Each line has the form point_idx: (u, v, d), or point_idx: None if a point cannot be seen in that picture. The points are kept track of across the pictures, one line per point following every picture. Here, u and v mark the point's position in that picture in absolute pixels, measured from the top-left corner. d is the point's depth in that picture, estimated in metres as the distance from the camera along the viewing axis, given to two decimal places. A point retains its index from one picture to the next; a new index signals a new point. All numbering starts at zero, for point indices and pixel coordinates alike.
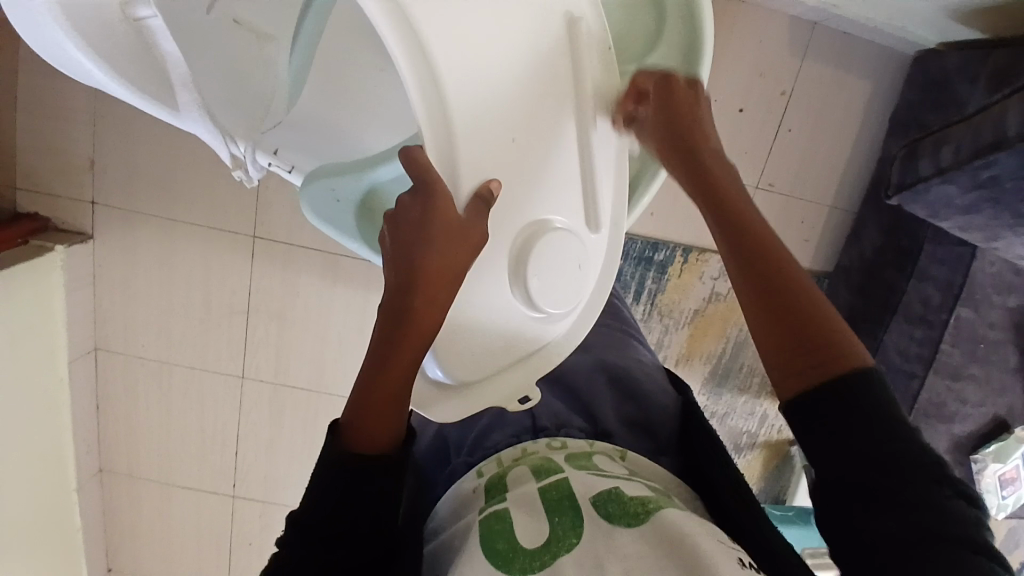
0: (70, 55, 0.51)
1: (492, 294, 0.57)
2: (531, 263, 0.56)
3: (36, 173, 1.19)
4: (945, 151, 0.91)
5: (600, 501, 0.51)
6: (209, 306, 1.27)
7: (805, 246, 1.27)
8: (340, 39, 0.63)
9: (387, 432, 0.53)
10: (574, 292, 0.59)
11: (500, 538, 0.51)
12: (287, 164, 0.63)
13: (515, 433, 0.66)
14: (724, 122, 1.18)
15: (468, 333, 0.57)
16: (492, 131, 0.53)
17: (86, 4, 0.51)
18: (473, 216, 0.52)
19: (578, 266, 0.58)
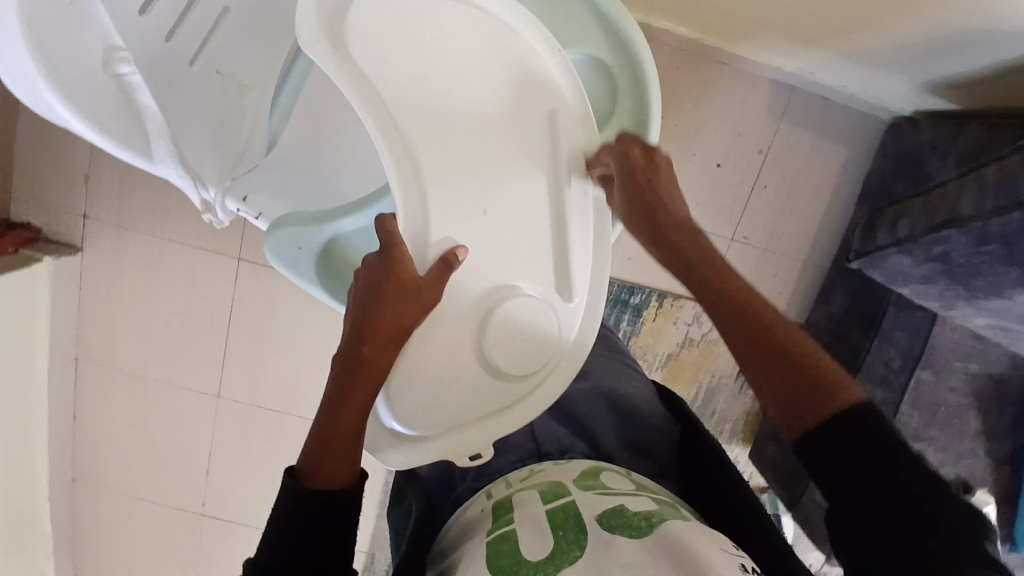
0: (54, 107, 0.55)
1: (449, 356, 0.66)
2: (495, 329, 0.66)
3: (33, 185, 1.23)
4: (904, 224, 0.96)
5: (605, 517, 0.55)
6: (190, 324, 1.29)
7: (778, 299, 1.30)
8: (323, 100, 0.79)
9: (343, 466, 0.57)
10: (532, 358, 0.67)
11: (505, 555, 0.54)
12: (256, 210, 0.73)
13: (518, 458, 0.75)
14: (703, 176, 1.23)
15: (423, 392, 0.65)
16: (440, 197, 0.66)
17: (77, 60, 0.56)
18: (435, 275, 0.63)
19: (542, 331, 0.67)
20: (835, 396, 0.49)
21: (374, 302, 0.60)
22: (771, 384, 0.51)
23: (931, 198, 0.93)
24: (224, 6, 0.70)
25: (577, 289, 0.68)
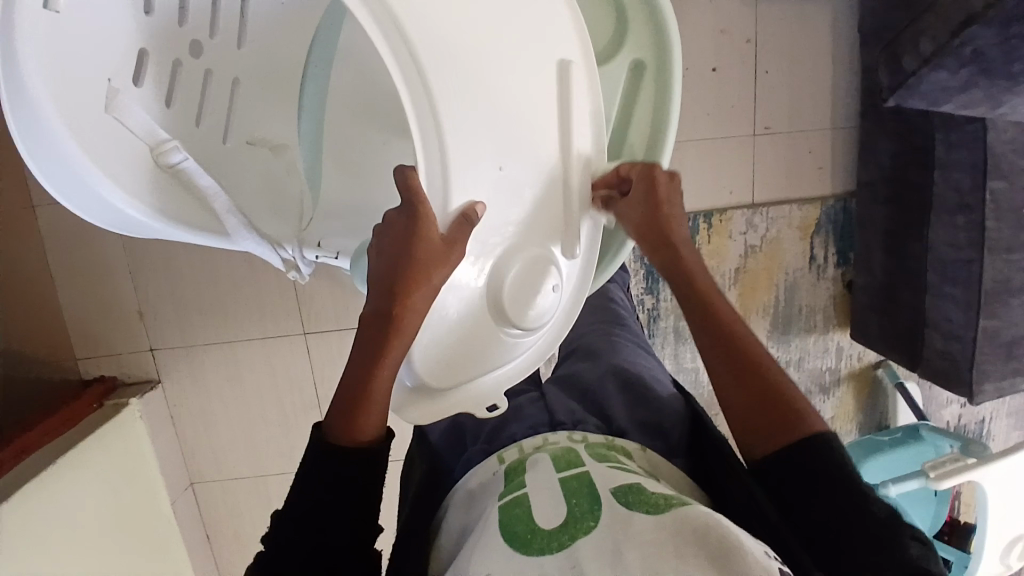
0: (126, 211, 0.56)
1: (467, 313, 0.58)
2: (506, 285, 0.58)
3: (94, 340, 1.28)
4: (925, 42, 0.91)
5: (619, 492, 0.52)
6: (283, 410, 1.32)
7: (821, 174, 1.27)
8: (351, 119, 0.66)
9: (377, 423, 0.58)
10: (544, 307, 0.60)
11: (518, 521, 0.53)
12: (333, 251, 0.64)
13: (532, 425, 0.70)
14: (704, 84, 1.21)
15: (445, 348, 0.58)
16: (480, 148, 0.54)
17: (123, 159, 0.55)
18: (450, 235, 0.53)
19: (548, 286, 0.59)
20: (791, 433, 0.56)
21: (396, 262, 0.53)
22: (738, 394, 0.59)
23: (938, 9, 0.89)
24: (234, 76, 0.63)
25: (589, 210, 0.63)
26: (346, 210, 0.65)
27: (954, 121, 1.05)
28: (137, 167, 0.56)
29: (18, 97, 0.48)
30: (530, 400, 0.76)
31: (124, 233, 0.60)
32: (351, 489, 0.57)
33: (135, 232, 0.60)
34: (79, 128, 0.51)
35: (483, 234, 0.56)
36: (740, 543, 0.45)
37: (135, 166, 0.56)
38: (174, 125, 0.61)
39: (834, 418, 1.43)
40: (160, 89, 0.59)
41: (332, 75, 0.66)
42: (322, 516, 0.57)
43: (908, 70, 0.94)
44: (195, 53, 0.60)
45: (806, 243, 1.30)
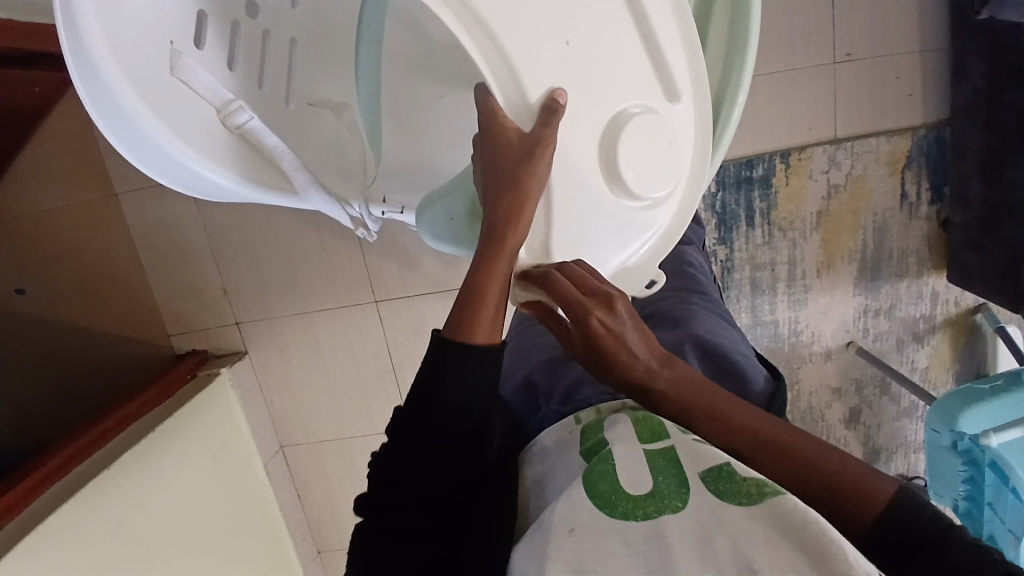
0: (189, 168, 0.54)
1: (588, 193, 0.59)
2: (619, 154, 0.58)
3: (183, 317, 1.36)
4: None
5: (709, 475, 0.47)
6: (360, 377, 1.38)
7: (911, 101, 1.15)
8: (405, 73, 0.65)
9: (495, 322, 0.56)
10: (669, 169, 0.61)
11: (603, 480, 0.50)
12: (399, 206, 0.67)
13: (608, 390, 0.66)
14: (773, 12, 1.11)
15: (579, 239, 0.61)
16: (554, 54, 0.55)
17: (191, 116, 0.54)
18: (540, 125, 0.55)
19: (669, 142, 0.60)
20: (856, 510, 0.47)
21: (496, 167, 0.56)
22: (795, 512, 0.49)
23: None
24: (291, 37, 0.63)
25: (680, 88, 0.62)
26: (410, 169, 0.67)
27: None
28: (203, 123, 0.55)
29: (84, 63, 0.47)
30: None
31: (177, 188, 0.59)
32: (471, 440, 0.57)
33: (185, 186, 0.58)
34: (148, 95, 0.50)
35: (578, 122, 0.57)
36: (838, 541, 0.40)
37: (201, 122, 0.55)
38: (238, 86, 0.60)
39: (929, 368, 1.32)
40: (222, 52, 0.59)
41: (388, 29, 0.64)
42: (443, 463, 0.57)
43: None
44: (251, 13, 0.60)
45: (895, 179, 1.19)
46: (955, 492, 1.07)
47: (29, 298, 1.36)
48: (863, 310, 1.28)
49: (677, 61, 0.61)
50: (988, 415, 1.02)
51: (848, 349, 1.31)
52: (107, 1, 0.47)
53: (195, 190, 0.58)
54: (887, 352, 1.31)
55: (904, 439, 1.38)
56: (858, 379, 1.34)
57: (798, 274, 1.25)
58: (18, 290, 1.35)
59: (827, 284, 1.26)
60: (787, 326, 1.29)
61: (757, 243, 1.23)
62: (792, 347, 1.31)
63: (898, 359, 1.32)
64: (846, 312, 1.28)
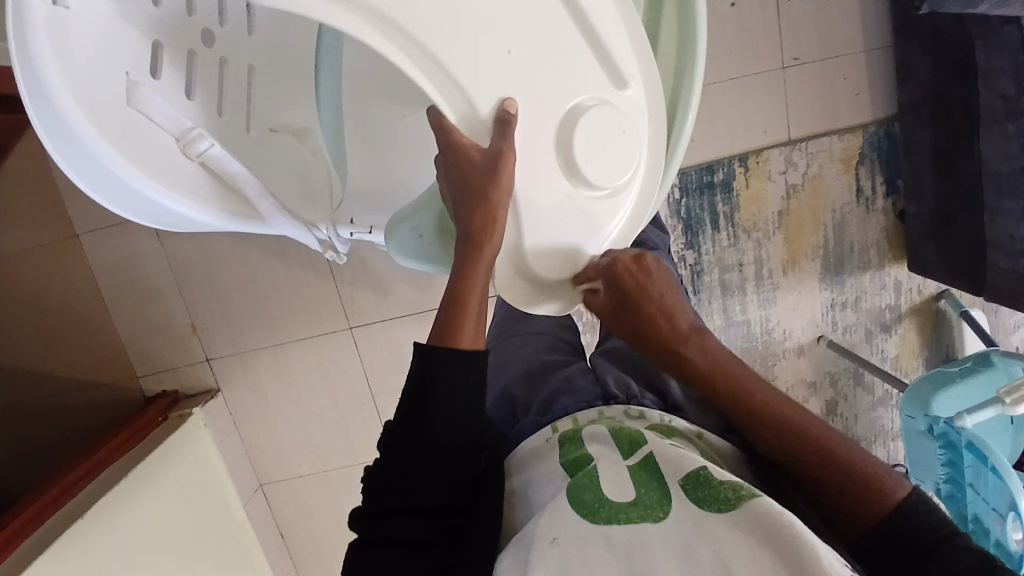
0: (149, 199, 0.53)
1: (549, 185, 0.60)
2: (575, 144, 0.59)
3: (150, 357, 1.32)
4: None
5: (688, 484, 0.49)
6: (339, 406, 1.35)
7: (859, 100, 1.20)
8: (362, 94, 0.66)
9: (477, 328, 0.59)
10: (626, 158, 0.61)
11: (586, 489, 0.51)
12: (367, 227, 0.69)
13: (584, 399, 0.70)
14: (723, 23, 1.16)
15: (543, 238, 0.61)
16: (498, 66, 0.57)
17: (151, 146, 0.53)
18: (500, 137, 0.57)
19: (622, 131, 0.61)
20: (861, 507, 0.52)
21: (460, 184, 0.57)
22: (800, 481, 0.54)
23: None
24: (250, 63, 0.63)
25: (631, 74, 0.62)
26: (378, 188, 0.68)
27: (990, 26, 0.98)
28: (163, 153, 0.54)
29: (37, 93, 0.45)
30: (580, 373, 0.78)
31: (134, 219, 0.58)
32: (467, 445, 0.57)
33: (144, 216, 0.57)
34: (105, 125, 0.49)
35: (531, 128, 0.59)
36: (806, 533, 0.43)
37: (160, 152, 0.54)
38: (199, 116, 0.59)
39: (899, 356, 1.36)
40: (180, 82, 0.57)
41: (344, 54, 0.65)
42: (438, 467, 0.57)
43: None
44: (207, 42, 0.59)
45: (851, 175, 1.23)
46: (936, 477, 1.09)
47: None
48: (831, 304, 1.31)
49: (621, 50, 0.61)
50: (957, 399, 1.06)
51: (820, 343, 1.33)
52: (61, 31, 0.46)
53: (156, 219, 0.57)
54: (857, 343, 1.34)
55: (880, 429, 1.41)
56: (831, 372, 1.36)
57: (766, 273, 1.28)
58: None
59: (794, 281, 1.29)
60: (759, 325, 1.32)
61: (723, 245, 1.26)
62: (766, 345, 1.33)
63: (868, 349, 1.35)
64: (814, 307, 1.31)
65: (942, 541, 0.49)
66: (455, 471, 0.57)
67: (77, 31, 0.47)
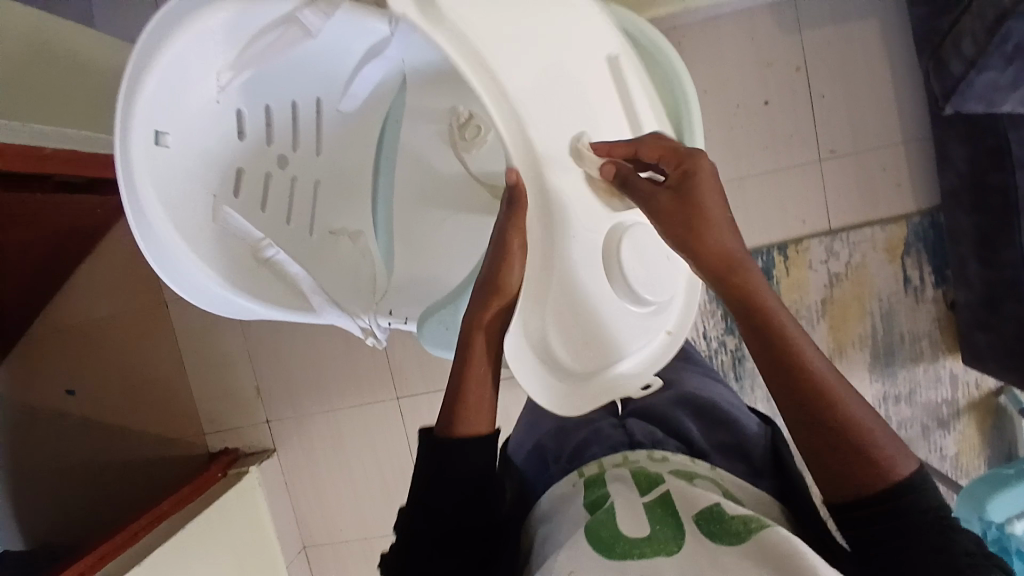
0: (218, 293, 0.58)
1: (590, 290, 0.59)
2: (622, 260, 0.59)
3: (216, 416, 1.44)
4: (965, 44, 0.85)
5: (701, 519, 0.49)
6: (382, 472, 1.41)
7: (901, 190, 1.20)
8: (409, 190, 0.77)
9: (481, 406, 0.58)
10: (665, 279, 0.62)
11: (604, 526, 0.50)
12: (402, 317, 0.71)
13: (613, 447, 0.68)
14: (757, 118, 1.20)
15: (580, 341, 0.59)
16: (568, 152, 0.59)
17: (224, 251, 0.58)
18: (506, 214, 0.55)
19: (664, 256, 0.62)
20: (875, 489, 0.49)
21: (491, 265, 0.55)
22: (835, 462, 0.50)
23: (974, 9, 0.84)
24: (317, 178, 0.70)
25: None
26: (416, 281, 0.75)
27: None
28: (236, 258, 0.59)
29: (137, 213, 0.53)
30: (611, 423, 0.74)
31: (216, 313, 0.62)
32: (475, 529, 0.58)
33: (221, 310, 0.61)
34: (184, 228, 0.55)
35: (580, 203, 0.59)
36: (808, 552, 0.43)
37: (234, 257, 0.59)
38: (269, 228, 0.65)
39: (960, 454, 1.27)
40: (255, 199, 0.64)
41: (398, 165, 0.76)
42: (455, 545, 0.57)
43: (955, 75, 0.87)
44: (282, 165, 0.66)
45: (896, 265, 1.22)
46: None
47: (76, 399, 1.47)
48: (882, 396, 1.27)
49: None
50: (1015, 499, 0.98)
51: None
52: (161, 164, 0.54)
53: (230, 314, 0.61)
54: (914, 439, 1.27)
55: None
56: None
57: None
58: (68, 392, 1.46)
59: (841, 370, 1.26)
60: None
61: None
62: None
63: (926, 446, 1.28)
64: (865, 398, 1.27)
65: (949, 530, 0.48)
66: (467, 556, 0.57)
67: (173, 157, 0.55)
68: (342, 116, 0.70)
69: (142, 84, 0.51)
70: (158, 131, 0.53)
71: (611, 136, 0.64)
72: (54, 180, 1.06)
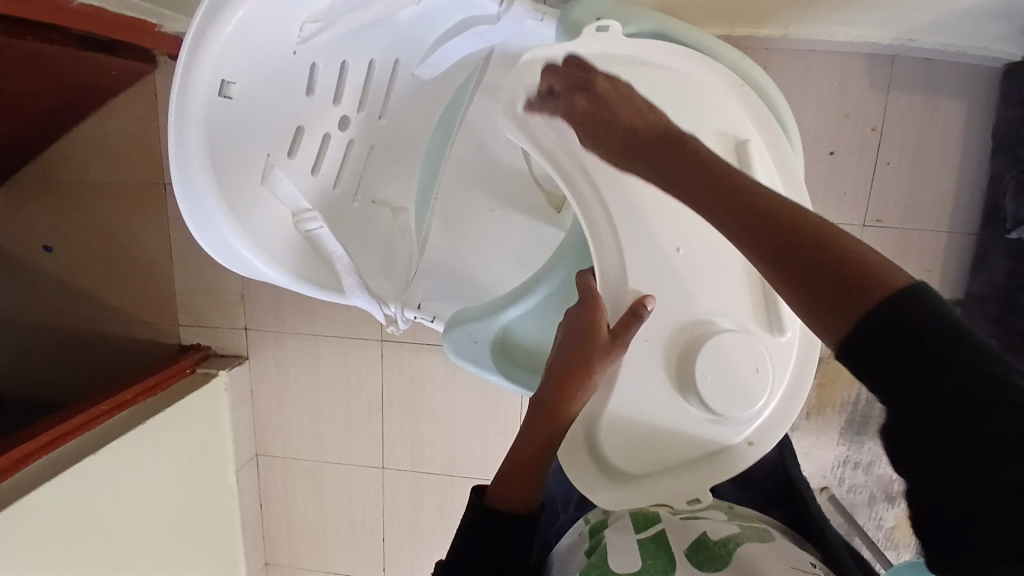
0: (246, 257, 0.54)
1: (656, 394, 0.64)
2: (697, 368, 0.62)
3: (195, 311, 1.40)
4: None
5: (690, 552, 0.58)
6: (349, 407, 1.41)
7: (929, 276, 1.18)
8: (461, 174, 0.72)
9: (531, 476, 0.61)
10: (746, 394, 0.63)
11: (597, 566, 0.59)
12: (430, 315, 0.67)
13: None
14: (817, 168, 1.16)
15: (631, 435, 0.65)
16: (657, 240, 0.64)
17: (265, 217, 0.54)
18: (623, 327, 0.60)
19: (755, 369, 0.63)
20: (865, 278, 0.43)
21: (569, 352, 0.61)
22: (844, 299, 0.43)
23: None
24: (372, 143, 0.65)
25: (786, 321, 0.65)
26: (448, 273, 0.71)
27: None
28: (275, 225, 0.55)
29: (183, 166, 0.48)
30: None
31: (238, 271, 0.58)
32: None
33: (244, 272, 0.57)
34: (230, 189, 0.50)
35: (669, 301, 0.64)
36: None
37: (273, 223, 0.54)
38: (315, 192, 0.60)
39: (896, 529, 1.34)
40: (308, 160, 0.58)
41: (455, 142, 0.70)
42: None
43: None
44: (342, 127, 0.60)
45: None
46: None
47: (54, 257, 1.41)
48: (843, 460, 1.31)
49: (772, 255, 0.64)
50: None
51: (822, 495, 1.33)
52: (222, 116, 0.49)
53: (254, 278, 0.57)
54: (858, 505, 1.33)
55: None
56: None
57: None
58: (46, 248, 1.40)
59: (815, 427, 1.29)
60: None
61: None
62: None
63: (867, 514, 1.34)
64: (827, 459, 1.31)
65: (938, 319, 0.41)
66: None
67: (237, 108, 0.50)
68: (414, 84, 0.66)
69: (218, 23, 0.45)
70: (226, 80, 0.47)
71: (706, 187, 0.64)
72: (79, 34, 1.01)
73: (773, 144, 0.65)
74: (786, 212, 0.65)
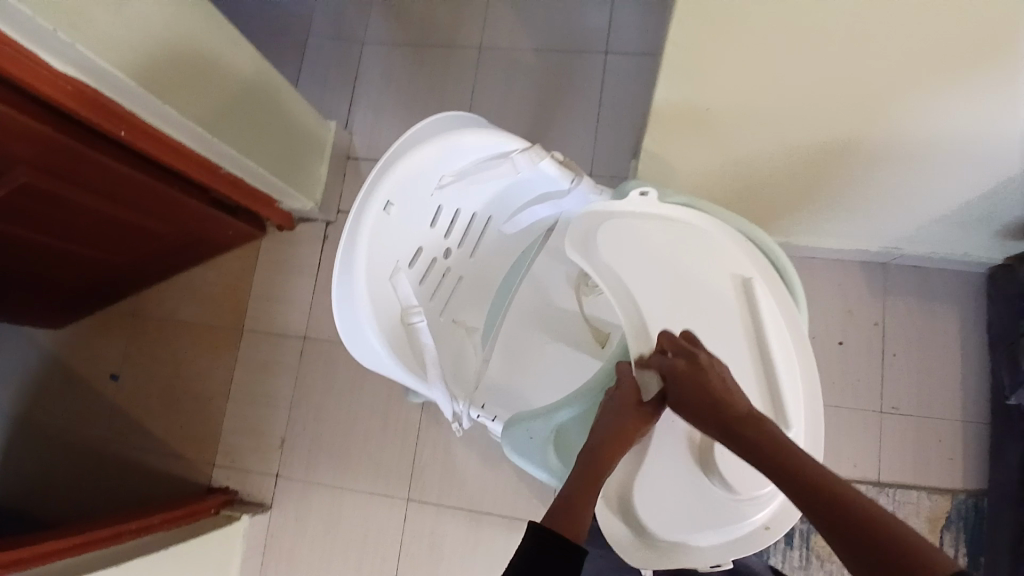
0: (366, 332, 0.67)
1: (679, 469, 0.72)
2: (717, 446, 0.70)
3: (233, 453, 1.46)
4: None
5: None
6: (361, 570, 1.35)
7: (952, 465, 1.22)
8: (525, 307, 0.87)
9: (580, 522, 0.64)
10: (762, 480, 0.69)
11: None
12: (492, 414, 0.80)
13: None
14: (829, 356, 1.29)
15: (656, 505, 0.72)
16: None
17: (384, 308, 0.68)
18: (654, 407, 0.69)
19: None
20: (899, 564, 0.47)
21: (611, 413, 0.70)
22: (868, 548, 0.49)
23: None
24: (461, 275, 0.82)
25: (793, 418, 0.72)
26: (504, 388, 0.84)
27: None
28: (388, 315, 0.68)
29: (347, 254, 0.65)
30: None
31: (351, 350, 0.70)
32: None
33: (356, 349, 0.69)
34: (370, 278, 0.66)
35: None
36: None
37: (387, 313, 0.68)
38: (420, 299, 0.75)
39: None
40: (419, 274, 0.75)
41: (524, 286, 0.87)
42: None
43: None
44: (445, 255, 0.79)
45: (935, 536, 1.19)
46: None
47: (117, 384, 1.52)
48: None
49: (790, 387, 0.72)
50: None
51: None
52: (381, 225, 0.67)
53: (360, 356, 0.70)
54: None
55: None
56: None
57: None
58: (112, 377, 1.53)
59: None
60: None
61: (794, 566, 1.22)
62: None
63: None
64: None
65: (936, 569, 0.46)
66: None
67: (392, 222, 0.68)
68: (500, 236, 0.85)
69: (394, 166, 0.66)
70: (390, 202, 0.66)
71: (719, 315, 0.75)
72: (212, 195, 1.33)
73: (774, 287, 0.76)
74: (792, 345, 0.74)
